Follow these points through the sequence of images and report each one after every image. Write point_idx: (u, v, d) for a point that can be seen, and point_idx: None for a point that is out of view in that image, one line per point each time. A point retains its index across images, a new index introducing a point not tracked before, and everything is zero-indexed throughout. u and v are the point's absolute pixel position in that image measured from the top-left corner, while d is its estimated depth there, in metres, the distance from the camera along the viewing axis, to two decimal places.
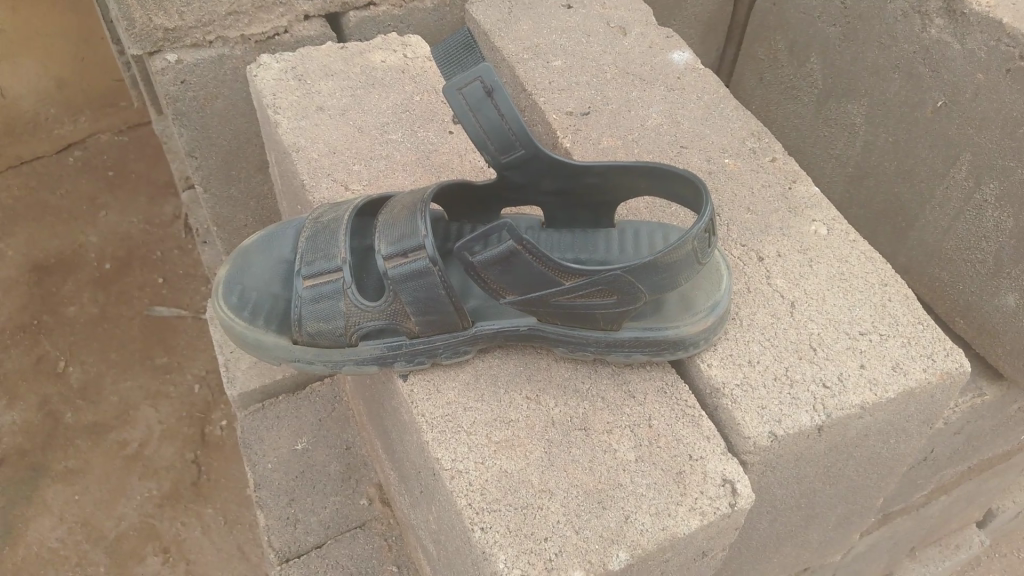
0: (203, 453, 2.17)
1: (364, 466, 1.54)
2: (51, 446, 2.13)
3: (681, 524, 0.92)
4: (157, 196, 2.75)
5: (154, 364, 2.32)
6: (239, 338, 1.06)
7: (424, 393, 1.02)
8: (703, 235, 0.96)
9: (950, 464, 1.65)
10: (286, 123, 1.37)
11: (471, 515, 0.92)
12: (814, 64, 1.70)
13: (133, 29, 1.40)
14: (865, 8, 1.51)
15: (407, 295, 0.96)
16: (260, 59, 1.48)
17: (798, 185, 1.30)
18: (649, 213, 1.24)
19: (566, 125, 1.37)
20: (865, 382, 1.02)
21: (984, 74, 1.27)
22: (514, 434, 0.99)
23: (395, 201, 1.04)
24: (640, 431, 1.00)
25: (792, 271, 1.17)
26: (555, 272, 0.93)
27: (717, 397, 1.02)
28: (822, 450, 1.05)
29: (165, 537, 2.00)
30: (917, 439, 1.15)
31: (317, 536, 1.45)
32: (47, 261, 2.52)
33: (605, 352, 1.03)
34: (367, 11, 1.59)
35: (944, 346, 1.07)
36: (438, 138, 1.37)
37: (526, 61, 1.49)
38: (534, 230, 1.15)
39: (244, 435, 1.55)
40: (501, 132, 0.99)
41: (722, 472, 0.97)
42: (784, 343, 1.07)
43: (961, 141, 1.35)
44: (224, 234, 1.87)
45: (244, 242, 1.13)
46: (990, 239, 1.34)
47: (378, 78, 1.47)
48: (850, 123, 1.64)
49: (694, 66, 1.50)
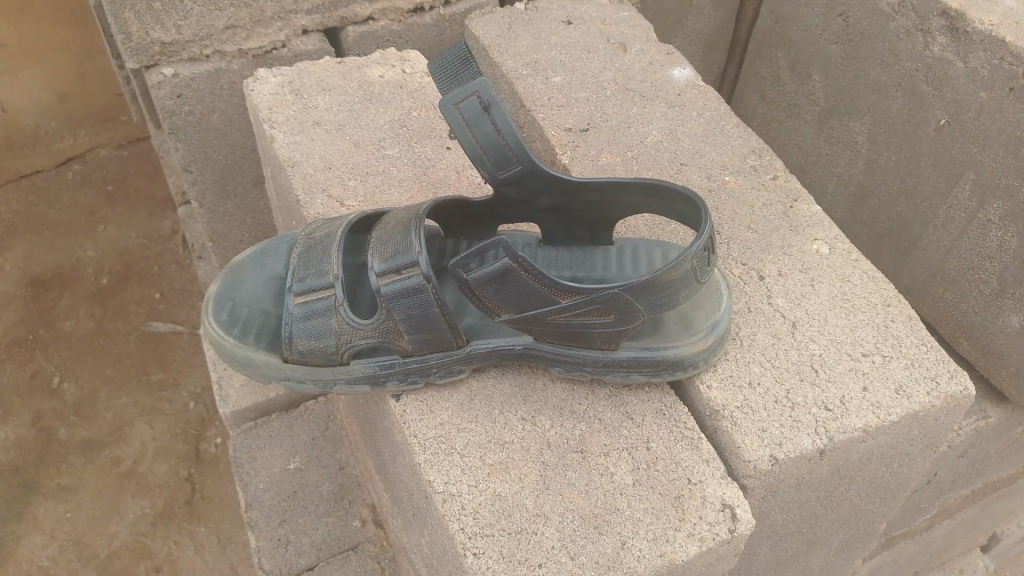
0: (198, 471, 2.14)
1: (357, 486, 1.51)
2: (44, 461, 2.11)
3: (679, 550, 0.89)
4: (157, 211, 2.74)
5: (149, 380, 2.29)
6: (228, 355, 1.04)
7: (417, 413, 1.00)
8: (703, 253, 0.93)
9: (955, 487, 1.62)
10: (281, 137, 1.36)
11: (463, 540, 0.89)
12: (816, 82, 1.70)
13: (130, 42, 1.40)
14: (867, 26, 1.50)
15: (400, 312, 0.94)
16: (258, 73, 1.47)
17: (799, 204, 1.28)
18: (648, 231, 1.22)
19: (565, 142, 1.36)
20: (869, 405, 1.00)
21: (987, 93, 1.26)
22: (508, 456, 0.96)
23: (389, 217, 1.02)
24: (638, 453, 0.97)
25: (794, 291, 1.15)
26: (552, 290, 0.91)
27: (717, 420, 1.00)
28: (823, 475, 1.02)
29: (157, 556, 1.97)
30: (922, 463, 1.12)
31: (309, 558, 1.43)
32: (44, 275, 2.51)
33: (602, 372, 1.01)
34: (366, 26, 1.59)
35: (949, 368, 1.04)
36: (435, 154, 1.36)
37: (525, 77, 1.48)
38: (531, 247, 1.14)
39: (236, 453, 1.52)
40: (497, 148, 0.97)
41: (722, 496, 0.94)
42: (785, 365, 1.05)
43: (964, 160, 1.34)
44: (220, 249, 1.86)
45: (236, 257, 1.11)
46: (994, 260, 1.32)
47: (376, 94, 1.46)
48: (853, 141, 1.62)
49: (694, 82, 1.49)
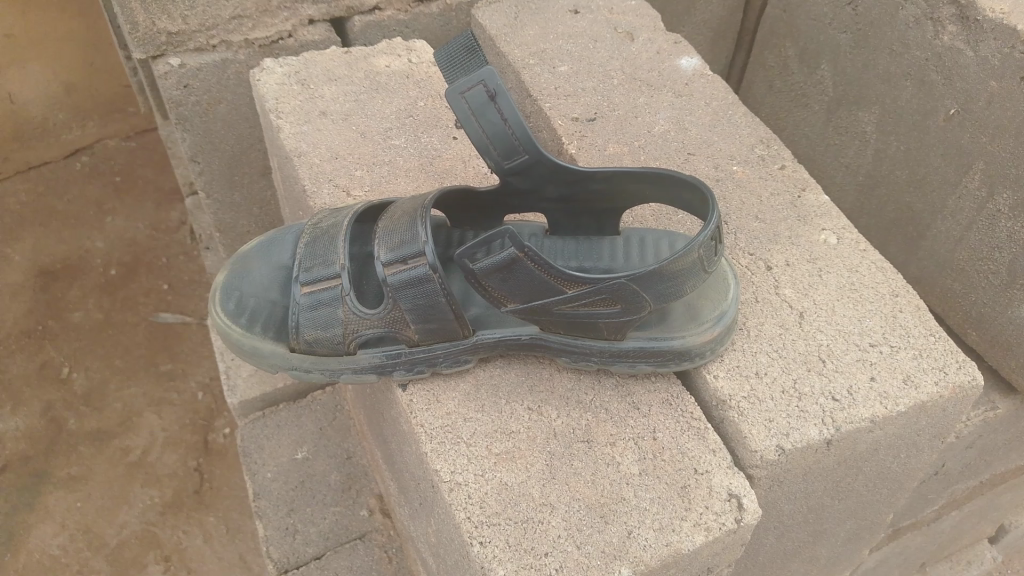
0: (206, 461, 2.15)
1: (364, 476, 1.52)
2: (54, 451, 2.12)
3: (685, 540, 0.90)
4: (164, 203, 2.75)
5: (158, 370, 2.30)
6: (235, 345, 1.04)
7: (423, 403, 1.00)
8: (710, 243, 0.93)
9: (962, 479, 1.62)
10: (288, 127, 1.36)
11: (469, 529, 0.90)
12: (824, 72, 1.69)
13: (136, 33, 1.40)
14: (876, 15, 1.48)
15: (407, 302, 0.94)
16: (264, 63, 1.47)
17: (807, 193, 1.27)
18: (655, 221, 1.22)
19: (572, 131, 1.36)
20: (876, 396, 1.00)
21: (998, 82, 1.25)
22: (514, 445, 0.97)
23: (395, 206, 1.02)
24: (644, 443, 0.97)
25: (801, 281, 1.14)
26: (558, 280, 0.91)
27: (723, 410, 1.00)
28: (830, 465, 1.02)
29: (166, 545, 1.98)
30: (929, 453, 1.12)
31: (316, 546, 1.43)
32: (53, 266, 2.52)
33: (608, 362, 1.00)
34: (373, 15, 1.58)
35: (957, 358, 1.04)
36: (442, 143, 1.36)
37: (532, 67, 1.48)
38: (537, 237, 1.13)
39: (244, 443, 1.53)
40: (503, 137, 0.97)
41: (728, 486, 0.94)
42: (792, 355, 1.04)
43: (974, 150, 1.33)
44: (227, 240, 1.87)
45: (243, 248, 1.11)
46: (1003, 250, 1.31)
47: (383, 83, 1.46)
48: (862, 131, 1.61)
49: (702, 72, 1.48)
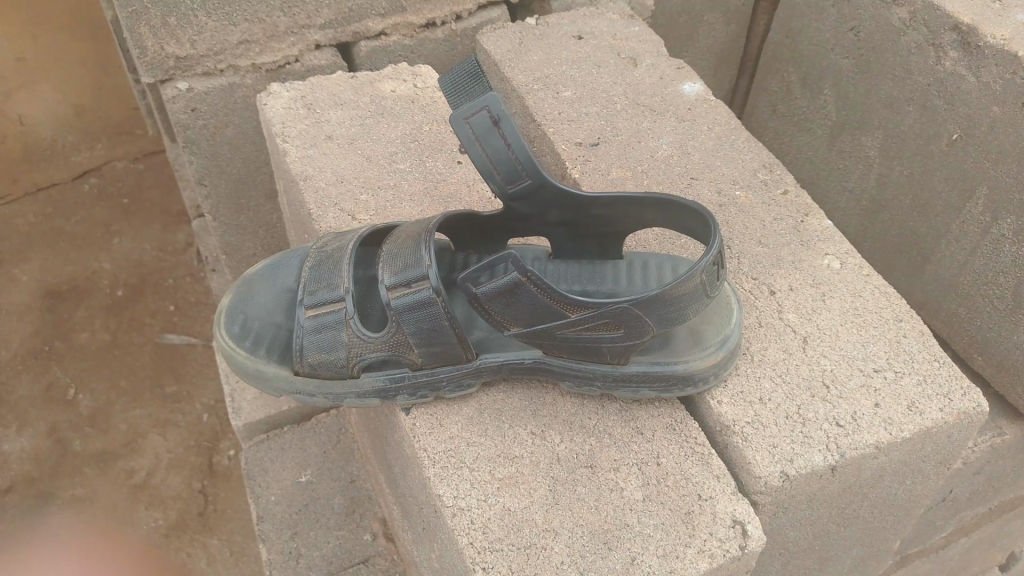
0: (210, 483, 2.15)
1: (368, 500, 1.51)
2: (59, 473, 2.12)
3: (689, 566, 0.89)
4: (172, 224, 2.77)
5: (163, 392, 2.30)
6: (239, 368, 1.04)
7: (426, 427, 1.00)
8: (712, 267, 0.93)
9: (971, 505, 1.60)
10: (294, 151, 1.37)
11: (472, 555, 0.89)
12: (827, 97, 1.70)
13: (146, 58, 1.42)
14: (878, 41, 1.49)
15: (410, 326, 0.95)
16: (270, 88, 1.49)
17: (810, 218, 1.28)
18: (659, 245, 1.22)
19: (575, 156, 1.36)
20: (880, 421, 0.99)
21: (999, 107, 1.26)
22: (517, 470, 0.96)
23: (399, 230, 1.02)
24: (648, 468, 0.97)
25: (805, 305, 1.14)
26: (560, 304, 0.91)
27: (727, 435, 0.99)
28: (836, 491, 1.01)
29: (169, 568, 1.97)
30: (936, 480, 1.11)
31: (319, 571, 1.42)
32: (60, 287, 2.54)
33: (612, 387, 1.00)
34: (378, 40, 1.61)
35: (962, 384, 1.03)
36: (445, 168, 1.36)
37: (536, 92, 1.49)
38: (540, 261, 1.14)
39: (248, 465, 1.52)
40: (507, 163, 0.98)
41: (733, 513, 0.93)
42: (796, 380, 1.04)
43: (976, 175, 1.33)
44: (233, 262, 1.87)
45: (248, 271, 1.12)
46: (1007, 274, 1.31)
47: (389, 108, 1.48)
48: (865, 155, 1.62)
49: (705, 97, 1.50)
